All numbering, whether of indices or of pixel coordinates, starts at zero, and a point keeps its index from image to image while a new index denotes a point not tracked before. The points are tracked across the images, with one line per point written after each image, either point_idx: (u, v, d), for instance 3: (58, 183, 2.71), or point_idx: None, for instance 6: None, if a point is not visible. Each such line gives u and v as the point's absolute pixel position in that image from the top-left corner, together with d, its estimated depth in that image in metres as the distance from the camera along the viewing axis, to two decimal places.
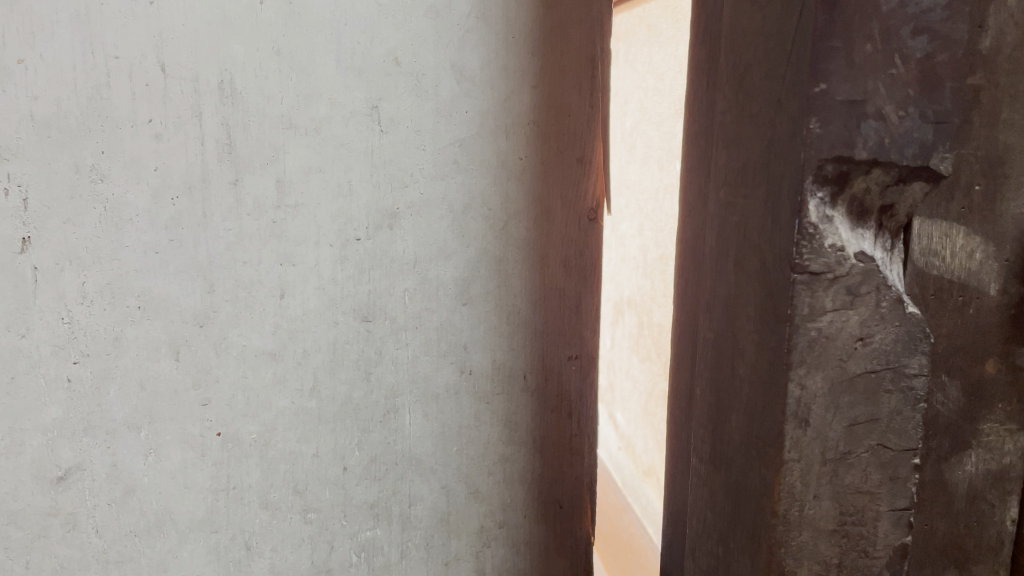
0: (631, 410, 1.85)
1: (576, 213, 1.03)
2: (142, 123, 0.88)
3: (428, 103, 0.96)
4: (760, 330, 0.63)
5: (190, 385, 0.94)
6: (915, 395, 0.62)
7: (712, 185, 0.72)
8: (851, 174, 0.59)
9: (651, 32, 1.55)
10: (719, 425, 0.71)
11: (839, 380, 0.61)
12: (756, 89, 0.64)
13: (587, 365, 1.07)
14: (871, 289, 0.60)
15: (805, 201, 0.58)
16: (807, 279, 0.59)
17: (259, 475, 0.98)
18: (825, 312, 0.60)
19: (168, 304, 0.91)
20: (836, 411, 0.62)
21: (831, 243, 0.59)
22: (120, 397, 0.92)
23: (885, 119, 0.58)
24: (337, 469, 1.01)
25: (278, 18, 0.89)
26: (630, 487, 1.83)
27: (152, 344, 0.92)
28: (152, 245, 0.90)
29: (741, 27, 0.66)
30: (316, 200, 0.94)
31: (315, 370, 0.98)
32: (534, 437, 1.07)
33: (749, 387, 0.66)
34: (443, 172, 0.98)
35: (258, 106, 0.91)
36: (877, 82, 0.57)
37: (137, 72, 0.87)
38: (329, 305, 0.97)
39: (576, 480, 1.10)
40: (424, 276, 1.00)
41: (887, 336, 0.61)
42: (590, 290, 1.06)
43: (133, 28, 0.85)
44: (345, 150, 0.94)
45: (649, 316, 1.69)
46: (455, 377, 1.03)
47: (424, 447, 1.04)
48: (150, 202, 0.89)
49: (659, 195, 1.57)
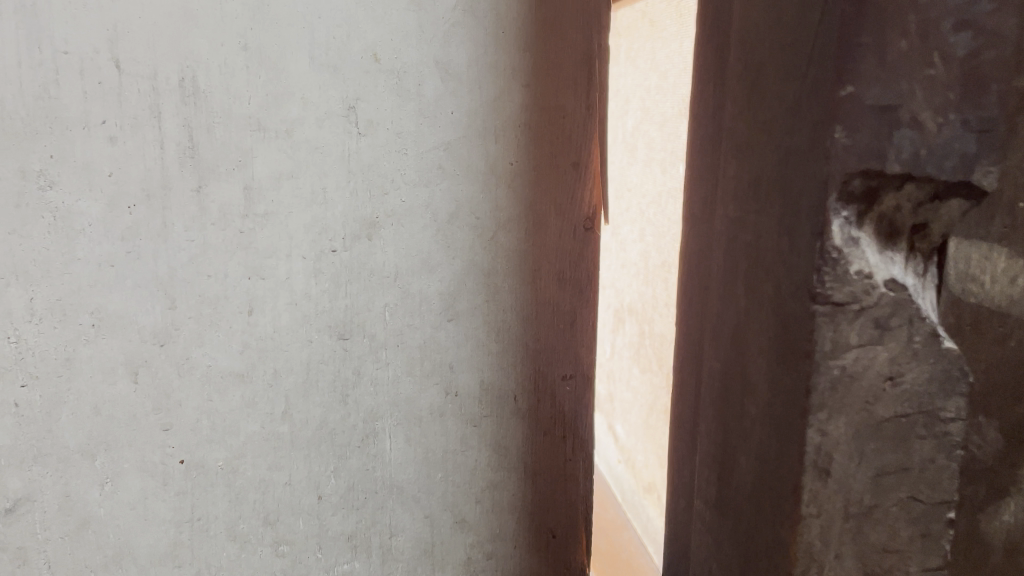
0: (632, 422, 1.78)
1: (571, 222, 0.95)
2: (95, 124, 0.80)
3: (410, 103, 0.88)
4: (772, 364, 0.56)
5: (151, 410, 0.86)
6: (951, 441, 0.55)
7: (720, 198, 0.65)
8: (880, 188, 0.51)
9: (653, 27, 1.47)
10: (727, 467, 0.64)
11: (864, 426, 0.54)
12: (770, 91, 0.56)
13: (582, 386, 0.99)
14: (902, 322, 0.52)
15: (828, 222, 0.50)
16: (830, 311, 0.51)
17: (227, 505, 0.91)
18: (849, 348, 0.52)
19: (125, 322, 0.84)
20: (861, 460, 0.55)
21: (856, 270, 0.51)
22: (73, 423, 0.84)
23: (921, 127, 0.50)
24: (312, 499, 0.93)
25: (246, 10, 0.82)
26: (630, 503, 1.76)
27: (108, 365, 0.84)
28: (108, 257, 0.82)
29: (754, 21, 0.58)
30: (288, 209, 0.87)
31: (287, 393, 0.90)
32: (525, 464, 1.00)
33: (760, 428, 0.58)
34: (426, 178, 0.90)
35: (224, 106, 0.83)
36: (912, 85, 0.50)
37: (89, 68, 0.79)
38: (303, 322, 0.89)
39: (571, 508, 1.03)
40: (405, 290, 0.92)
41: (920, 374, 0.53)
42: (585, 305, 0.97)
43: (85, 20, 0.78)
44: (320, 155, 0.87)
45: (650, 326, 1.61)
46: (439, 399, 0.96)
47: (406, 474, 0.96)
48: (105, 211, 0.82)
49: (662, 199, 1.49)
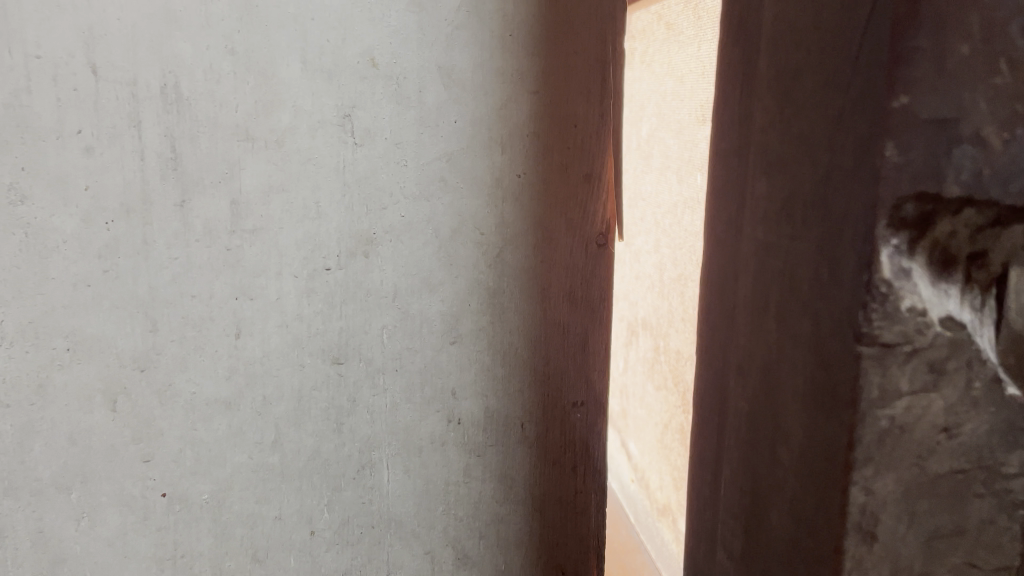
0: (646, 440, 1.71)
1: (583, 237, 0.88)
2: (70, 134, 0.74)
3: (411, 111, 0.82)
4: (809, 409, 0.51)
5: (130, 439, 0.81)
6: (1012, 500, 0.48)
7: (747, 220, 0.58)
8: (936, 215, 0.44)
9: (670, 30, 1.40)
10: (757, 519, 0.58)
11: (915, 483, 0.47)
12: (807, 100, 0.50)
13: (594, 413, 0.93)
14: (960, 365, 0.46)
15: (876, 252, 0.44)
16: (878, 353, 0.45)
17: (212, 540, 0.85)
18: (899, 396, 0.46)
19: (102, 346, 0.78)
20: (910, 522, 0.48)
21: (908, 306, 0.45)
22: (47, 454, 0.79)
23: (985, 145, 0.43)
24: (304, 533, 0.88)
25: (232, 11, 0.76)
26: (643, 524, 1.69)
27: (84, 393, 0.79)
28: (83, 277, 0.77)
29: (789, 24, 0.52)
30: (278, 225, 0.81)
31: (277, 422, 0.84)
32: (533, 496, 0.93)
33: (796, 481, 0.52)
34: (427, 192, 0.84)
35: (209, 115, 0.77)
36: (976, 96, 0.43)
37: (63, 74, 0.73)
38: (295, 345, 0.83)
39: (582, 543, 0.97)
40: (405, 311, 0.86)
41: (979, 425, 0.47)
42: (599, 327, 0.91)
43: (58, 22, 0.72)
44: (313, 167, 0.81)
45: (666, 341, 1.54)
46: (440, 427, 0.89)
47: (405, 507, 0.90)
48: (81, 227, 0.76)
49: (678, 210, 1.42)
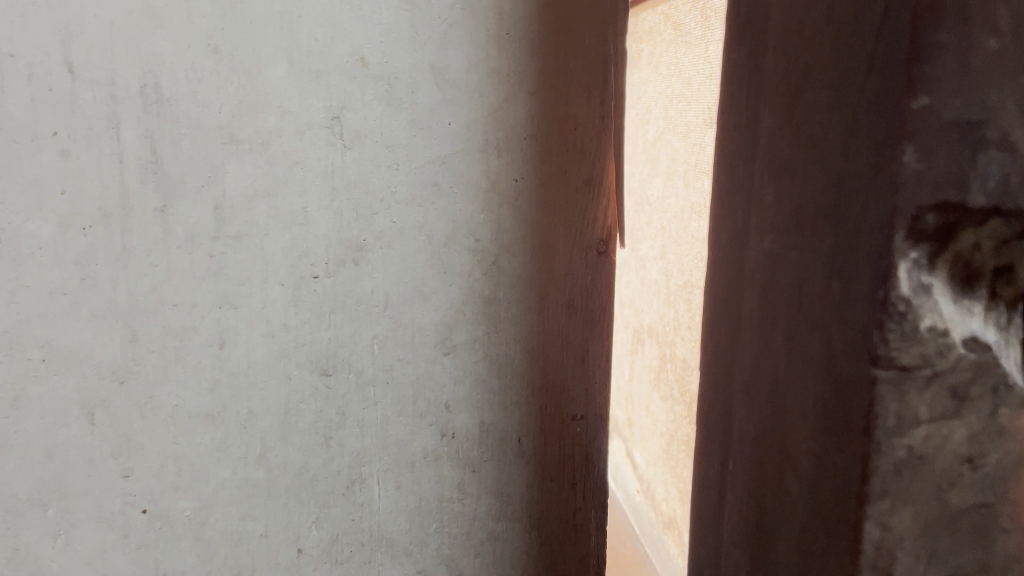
0: (651, 451, 1.67)
1: (582, 244, 0.85)
2: (45, 136, 0.71)
3: (403, 113, 0.79)
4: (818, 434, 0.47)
5: (109, 454, 0.77)
6: None
7: (753, 229, 0.55)
8: (958, 226, 0.40)
9: (677, 31, 1.36)
10: (763, 548, 0.54)
11: (936, 517, 0.44)
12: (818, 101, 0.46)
13: (595, 427, 0.89)
14: (985, 391, 0.42)
15: (892, 266, 0.41)
16: (895, 376, 0.42)
17: (195, 558, 0.82)
18: (918, 423, 0.42)
19: (80, 357, 0.75)
20: (931, 560, 0.45)
21: (928, 325, 0.41)
22: (22, 468, 0.76)
23: (1014, 149, 0.40)
24: (291, 551, 0.84)
25: (215, 7, 0.73)
26: (648, 537, 1.65)
27: (61, 405, 0.76)
28: (60, 284, 0.74)
29: (800, 18, 0.48)
30: (263, 230, 0.77)
31: (263, 436, 0.81)
32: (531, 513, 0.90)
33: (806, 512, 0.49)
34: (420, 197, 0.81)
35: (191, 116, 0.74)
36: (1005, 95, 0.39)
37: (39, 73, 0.71)
38: (280, 356, 0.80)
39: (582, 561, 0.93)
40: (396, 321, 0.82)
41: (1008, 457, 0.43)
42: (599, 338, 0.87)
43: (33, 19, 0.70)
44: (300, 170, 0.77)
45: (672, 349, 1.50)
46: (434, 442, 0.86)
47: (396, 525, 0.87)
48: (57, 233, 0.73)
49: (685, 215, 1.38)
